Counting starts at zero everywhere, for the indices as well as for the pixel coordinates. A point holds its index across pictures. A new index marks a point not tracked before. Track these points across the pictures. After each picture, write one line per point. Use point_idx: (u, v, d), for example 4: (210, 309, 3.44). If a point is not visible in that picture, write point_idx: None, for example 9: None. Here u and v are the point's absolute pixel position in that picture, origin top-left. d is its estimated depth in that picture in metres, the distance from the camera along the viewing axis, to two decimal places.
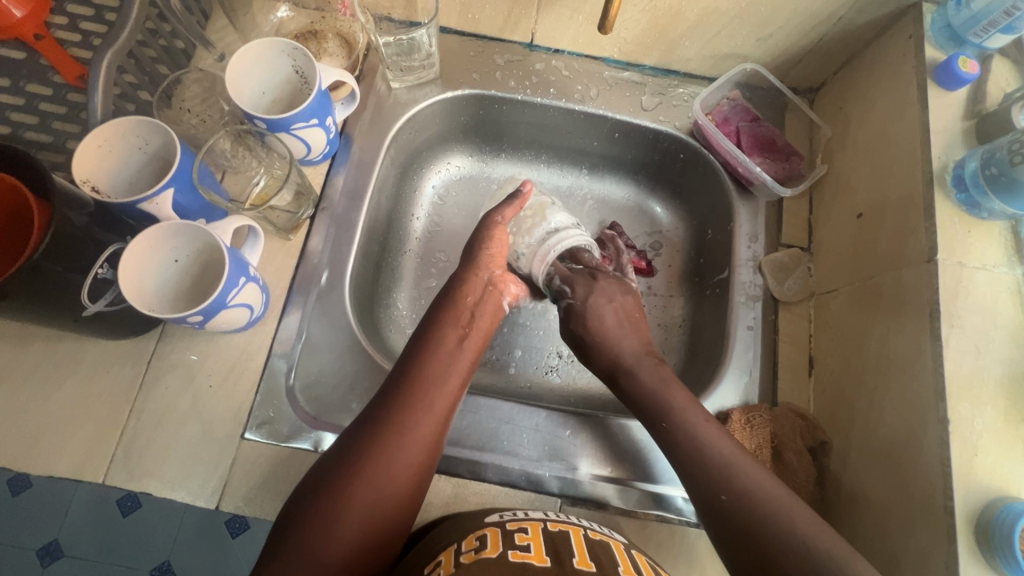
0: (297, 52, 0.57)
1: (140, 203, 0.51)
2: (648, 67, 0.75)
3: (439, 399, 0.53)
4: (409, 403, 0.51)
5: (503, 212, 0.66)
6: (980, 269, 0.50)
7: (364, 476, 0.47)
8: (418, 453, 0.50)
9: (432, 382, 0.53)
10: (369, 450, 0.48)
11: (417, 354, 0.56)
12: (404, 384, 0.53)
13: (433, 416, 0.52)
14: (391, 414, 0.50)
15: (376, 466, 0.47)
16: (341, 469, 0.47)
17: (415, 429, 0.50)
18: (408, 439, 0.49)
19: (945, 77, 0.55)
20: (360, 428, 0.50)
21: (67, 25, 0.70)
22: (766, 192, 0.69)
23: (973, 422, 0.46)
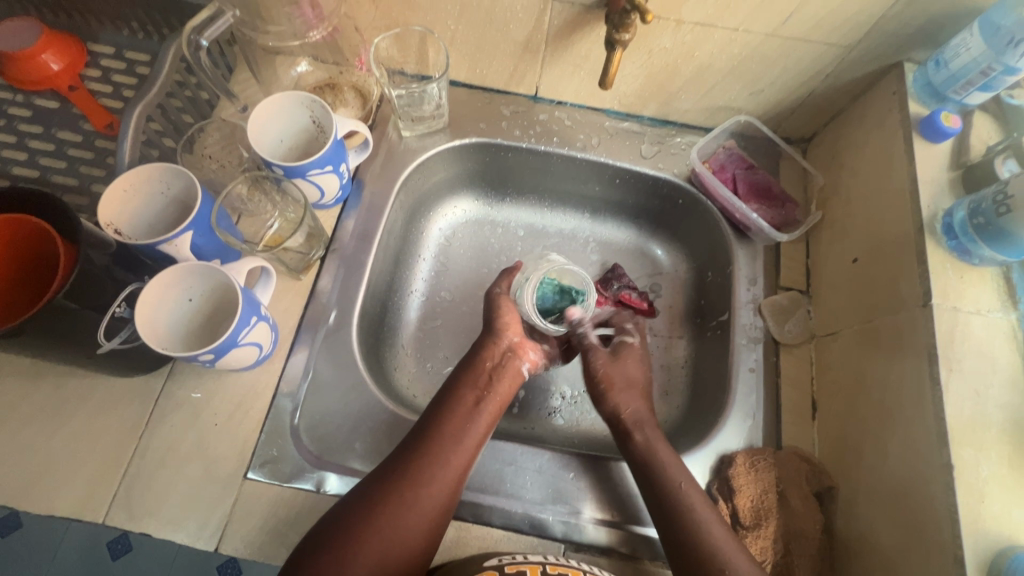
0: (315, 104, 0.61)
1: (160, 245, 0.53)
2: (647, 118, 0.79)
3: (453, 465, 0.53)
4: (424, 465, 0.52)
5: (499, 282, 0.70)
6: (976, 314, 0.51)
7: (371, 534, 0.48)
8: (427, 519, 0.50)
9: (450, 442, 0.54)
10: (381, 506, 0.49)
11: (439, 411, 0.57)
12: (423, 442, 0.54)
13: (446, 484, 0.52)
14: (409, 472, 0.51)
15: (385, 527, 0.48)
16: (350, 522, 0.48)
17: (428, 495, 0.51)
18: (417, 505, 0.50)
19: (929, 131, 0.58)
20: (373, 484, 0.51)
21: (100, 78, 0.75)
22: (762, 236, 0.71)
23: (978, 467, 0.46)
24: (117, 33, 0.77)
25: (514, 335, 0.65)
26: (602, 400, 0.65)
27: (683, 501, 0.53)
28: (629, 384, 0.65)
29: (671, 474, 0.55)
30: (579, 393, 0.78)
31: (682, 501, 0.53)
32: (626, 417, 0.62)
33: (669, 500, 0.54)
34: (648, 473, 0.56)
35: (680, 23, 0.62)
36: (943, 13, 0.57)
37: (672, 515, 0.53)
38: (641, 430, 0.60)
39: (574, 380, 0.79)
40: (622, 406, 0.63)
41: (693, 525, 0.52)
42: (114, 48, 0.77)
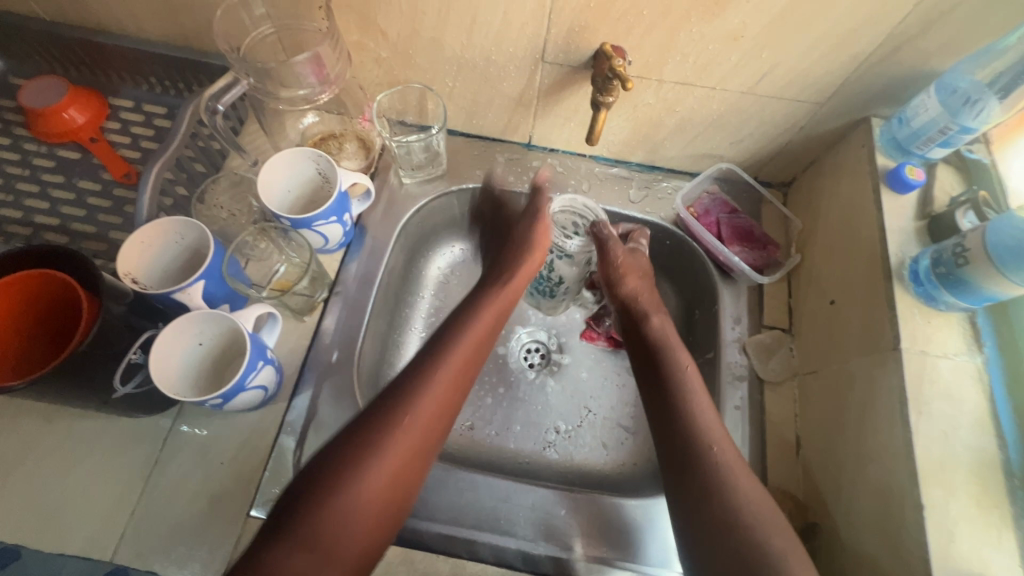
0: (321, 158, 0.65)
1: (174, 294, 0.57)
2: (634, 163, 0.83)
3: (438, 398, 0.54)
4: (409, 399, 0.52)
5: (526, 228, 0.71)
6: (943, 357, 0.54)
7: (363, 473, 0.48)
8: (419, 443, 0.51)
9: (439, 378, 0.54)
10: (371, 445, 0.49)
11: (428, 350, 0.57)
12: (410, 380, 0.54)
13: (434, 412, 0.53)
14: (397, 410, 0.51)
15: (385, 461, 0.49)
16: (341, 462, 0.48)
17: (417, 420, 0.52)
18: (406, 443, 0.50)
19: (896, 183, 0.62)
20: (359, 425, 0.50)
21: (120, 130, 0.80)
22: (745, 278, 0.75)
23: (947, 507, 0.48)
24: (138, 88, 0.82)
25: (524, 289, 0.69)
26: (620, 282, 0.70)
27: (692, 413, 0.57)
28: (640, 275, 0.72)
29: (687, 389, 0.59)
30: (573, 427, 0.80)
31: (701, 426, 0.56)
32: (673, 362, 0.62)
33: (682, 409, 0.58)
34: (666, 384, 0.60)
35: (661, 82, 0.67)
36: (903, 76, 0.61)
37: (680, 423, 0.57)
38: (657, 318, 0.67)
39: (568, 414, 0.81)
40: (636, 292, 0.70)
41: (699, 433, 0.56)
42: (134, 102, 0.82)
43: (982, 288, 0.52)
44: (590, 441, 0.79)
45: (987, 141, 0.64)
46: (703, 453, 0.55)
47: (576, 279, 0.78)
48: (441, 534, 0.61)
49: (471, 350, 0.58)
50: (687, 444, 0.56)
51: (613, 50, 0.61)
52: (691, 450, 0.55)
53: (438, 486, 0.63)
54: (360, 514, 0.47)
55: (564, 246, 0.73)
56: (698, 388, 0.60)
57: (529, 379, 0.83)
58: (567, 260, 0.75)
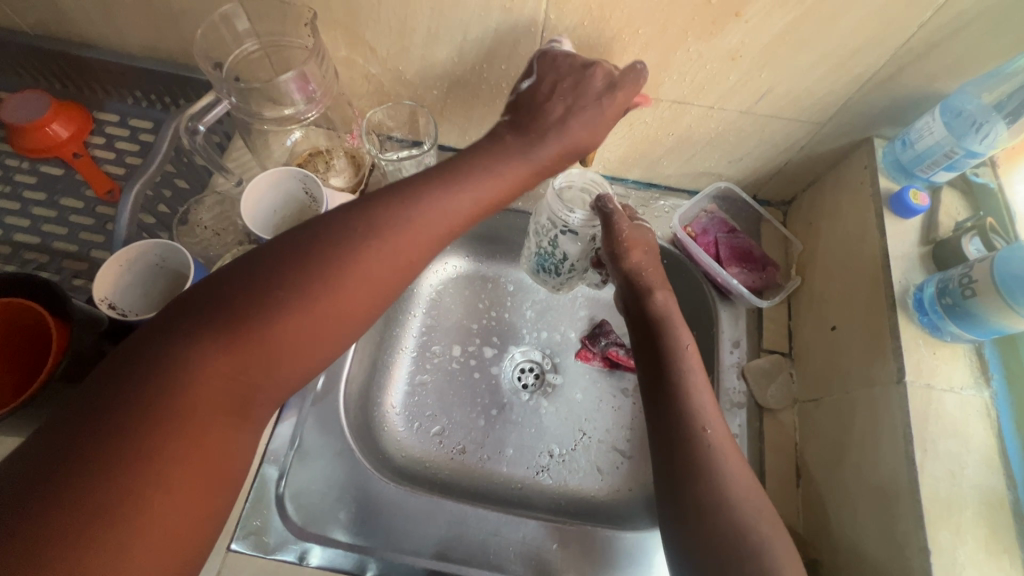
0: (307, 179, 0.64)
1: (153, 320, 0.55)
2: (631, 181, 0.81)
3: (374, 271, 0.44)
4: (337, 267, 0.42)
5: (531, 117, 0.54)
6: (949, 391, 0.52)
7: (221, 359, 0.38)
8: (329, 334, 0.42)
9: (351, 271, 0.42)
10: (238, 331, 0.38)
11: (340, 235, 0.43)
12: (302, 272, 0.41)
13: (358, 295, 0.43)
14: (284, 296, 0.40)
15: (276, 355, 0.40)
16: (196, 339, 0.37)
17: (339, 293, 0.42)
18: (284, 335, 0.40)
19: (899, 208, 0.60)
20: (241, 288, 0.39)
21: (105, 145, 0.78)
22: (744, 300, 0.73)
23: (955, 552, 0.46)
24: (124, 102, 0.80)
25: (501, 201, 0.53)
26: (625, 254, 0.63)
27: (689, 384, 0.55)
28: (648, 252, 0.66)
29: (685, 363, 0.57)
30: (567, 451, 0.78)
31: (694, 406, 0.54)
32: (669, 340, 0.59)
33: (679, 384, 0.55)
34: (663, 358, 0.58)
35: (657, 101, 0.65)
36: (906, 98, 0.59)
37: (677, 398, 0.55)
38: (661, 292, 0.63)
39: (562, 437, 0.79)
40: (642, 266, 0.64)
41: (691, 409, 0.54)
42: (120, 117, 0.80)
43: (989, 320, 0.50)
44: (584, 466, 0.77)
45: (993, 163, 0.62)
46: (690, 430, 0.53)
47: (581, 257, 0.72)
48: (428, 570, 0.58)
49: (420, 237, 0.46)
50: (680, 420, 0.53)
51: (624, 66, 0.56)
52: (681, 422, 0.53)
53: (425, 519, 0.61)
54: (228, 412, 0.38)
55: (568, 221, 0.67)
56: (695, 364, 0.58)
57: (522, 400, 0.81)
58: (571, 236, 0.68)
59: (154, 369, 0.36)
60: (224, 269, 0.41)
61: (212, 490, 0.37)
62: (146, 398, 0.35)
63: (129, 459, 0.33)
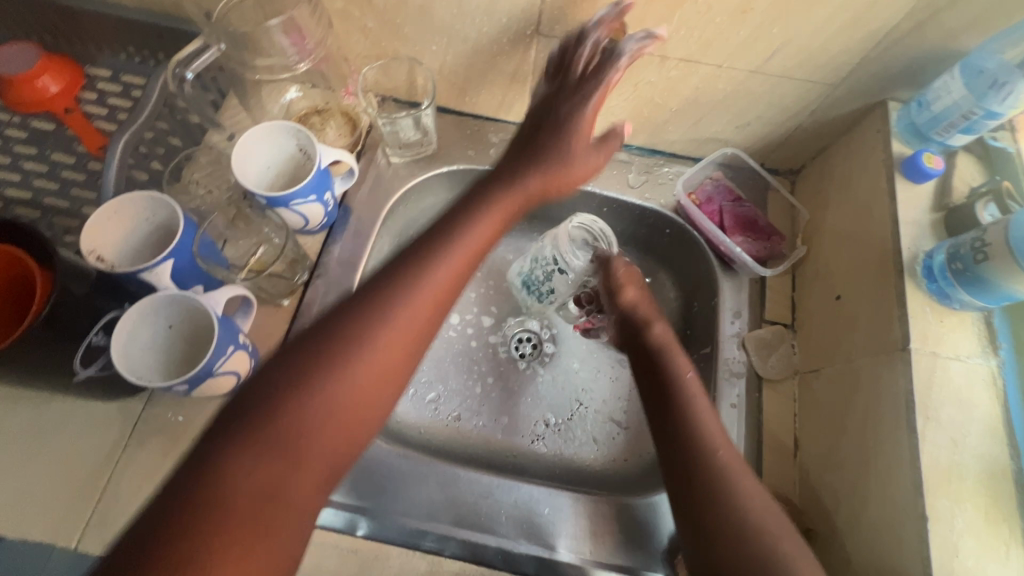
0: (301, 134, 0.62)
1: (140, 273, 0.54)
2: (635, 147, 0.79)
3: (405, 323, 0.44)
4: (372, 326, 0.43)
5: (546, 132, 0.56)
6: (954, 360, 0.51)
7: (287, 421, 0.38)
8: (373, 397, 0.42)
9: (398, 321, 0.44)
10: (302, 389, 0.39)
11: (385, 285, 0.45)
12: (352, 324, 0.42)
13: (392, 352, 0.43)
14: (338, 352, 0.41)
15: (323, 419, 0.39)
16: (260, 404, 0.38)
17: (376, 351, 0.42)
18: (343, 387, 0.40)
19: (911, 171, 0.58)
20: (303, 344, 0.41)
21: (96, 100, 0.76)
22: (748, 270, 0.71)
23: (953, 520, 0.45)
24: (116, 57, 0.78)
25: (523, 200, 0.54)
26: (619, 291, 0.68)
27: (694, 415, 0.54)
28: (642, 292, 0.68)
29: (691, 395, 0.55)
30: (563, 421, 0.77)
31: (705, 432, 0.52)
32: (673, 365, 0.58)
33: (685, 419, 0.53)
34: (669, 389, 0.57)
35: (664, 59, 0.63)
36: (924, 56, 0.57)
37: (685, 432, 0.53)
38: (656, 325, 0.64)
39: (558, 407, 0.78)
40: (636, 303, 0.67)
41: (700, 441, 0.51)
42: (112, 72, 0.78)
43: (1001, 286, 0.49)
44: (580, 436, 0.76)
45: (1012, 128, 0.59)
46: (702, 463, 0.50)
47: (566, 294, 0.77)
48: (414, 529, 0.58)
49: (446, 283, 0.46)
50: (689, 453, 0.51)
51: (614, 15, 0.55)
52: (692, 453, 0.51)
53: (417, 481, 0.61)
54: (290, 461, 0.38)
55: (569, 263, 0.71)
56: (700, 398, 0.55)
57: (519, 369, 0.80)
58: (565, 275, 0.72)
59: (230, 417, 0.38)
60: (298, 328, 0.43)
61: (288, 545, 0.37)
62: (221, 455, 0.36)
63: (215, 525, 0.34)
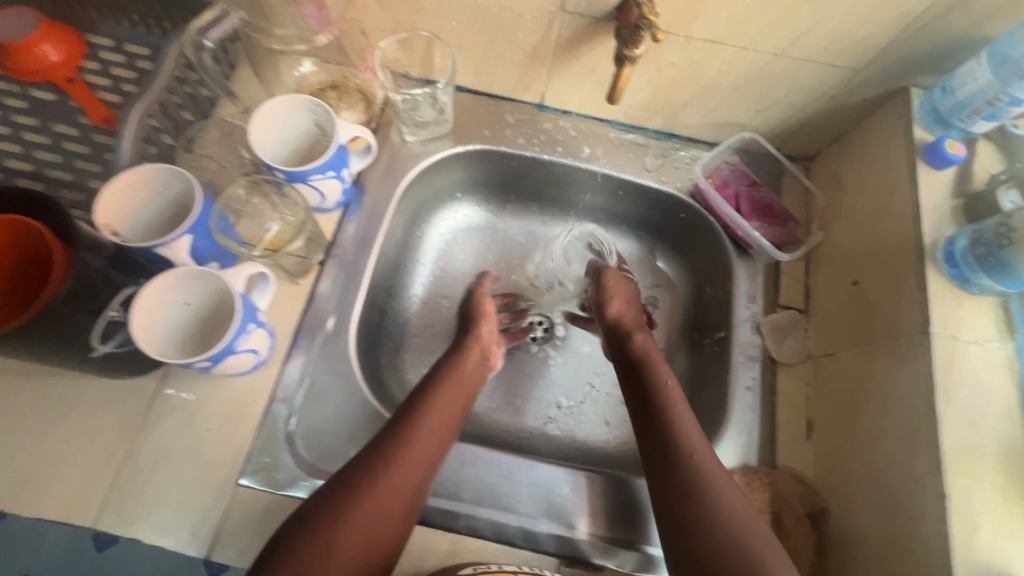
0: (317, 108, 0.60)
1: (158, 248, 0.53)
2: (651, 130, 0.78)
3: (438, 423, 0.57)
4: (422, 407, 0.58)
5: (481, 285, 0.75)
6: (973, 343, 0.52)
7: (357, 510, 0.49)
8: (402, 503, 0.51)
9: (432, 420, 0.57)
10: (363, 487, 0.51)
11: (415, 403, 0.58)
12: (395, 435, 0.55)
13: (421, 457, 0.54)
14: (388, 453, 0.53)
15: (360, 523, 0.49)
16: (331, 506, 0.49)
17: (422, 435, 0.55)
18: (396, 481, 0.52)
19: (933, 157, 0.58)
20: (347, 477, 0.51)
21: (98, 70, 0.73)
22: (764, 254, 0.71)
23: (972, 497, 0.46)
24: (119, 26, 0.75)
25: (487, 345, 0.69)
26: (606, 304, 0.70)
27: (669, 415, 0.56)
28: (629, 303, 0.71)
29: (670, 397, 0.58)
30: (575, 403, 0.78)
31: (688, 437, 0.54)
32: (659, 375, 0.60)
33: (663, 420, 0.56)
34: (650, 392, 0.59)
35: (689, 40, 0.62)
36: (950, 42, 0.57)
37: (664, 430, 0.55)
38: (642, 331, 0.66)
39: (570, 390, 0.78)
40: (621, 314, 0.69)
41: (671, 438, 0.54)
42: (115, 41, 0.75)
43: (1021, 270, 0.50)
44: (592, 418, 0.77)
45: None
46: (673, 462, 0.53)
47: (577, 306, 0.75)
48: (440, 509, 0.59)
49: (473, 375, 0.64)
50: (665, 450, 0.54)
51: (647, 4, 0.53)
52: (667, 450, 0.53)
53: None
54: (375, 542, 0.49)
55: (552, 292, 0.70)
56: (679, 401, 0.58)
57: (532, 353, 0.80)
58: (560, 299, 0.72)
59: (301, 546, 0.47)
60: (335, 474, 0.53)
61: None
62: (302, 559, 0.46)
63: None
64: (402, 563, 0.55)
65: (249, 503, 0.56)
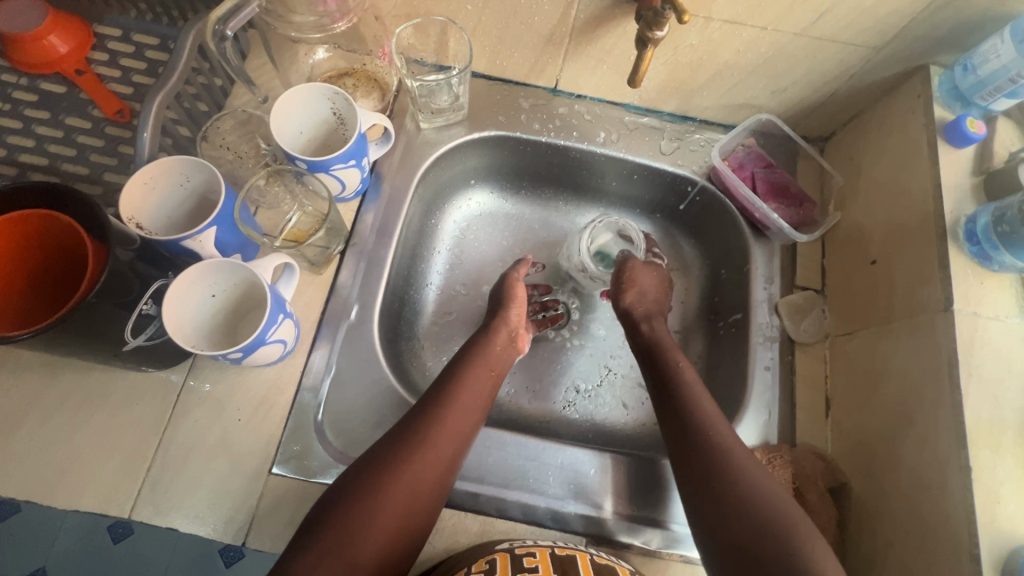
0: (338, 96, 0.60)
1: (184, 241, 0.52)
2: (666, 113, 0.78)
3: (469, 401, 0.58)
4: (454, 386, 0.59)
5: (517, 270, 0.74)
6: (995, 319, 0.53)
7: (394, 486, 0.49)
8: (436, 478, 0.52)
9: (463, 401, 0.58)
10: (400, 462, 0.51)
11: (445, 383, 0.59)
12: (427, 415, 0.55)
13: (454, 434, 0.55)
14: (421, 431, 0.54)
15: (398, 495, 0.49)
16: (370, 480, 0.49)
17: (454, 414, 0.56)
18: (430, 460, 0.52)
19: (953, 135, 0.59)
20: (381, 453, 0.52)
21: (108, 62, 0.72)
22: (781, 235, 0.72)
23: (994, 470, 0.48)
24: (125, 15, 0.74)
25: (513, 327, 0.69)
26: (620, 294, 0.70)
27: (698, 408, 0.56)
28: (645, 294, 0.71)
29: (688, 394, 0.58)
30: (594, 386, 0.78)
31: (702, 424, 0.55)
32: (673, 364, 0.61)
33: (693, 413, 0.56)
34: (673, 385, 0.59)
35: (708, 21, 0.61)
36: (971, 20, 0.57)
37: (698, 423, 0.54)
38: (649, 322, 0.67)
39: (588, 373, 0.79)
40: (634, 304, 0.69)
41: (703, 430, 0.54)
42: (122, 31, 0.74)
43: None
44: (610, 401, 0.78)
45: None
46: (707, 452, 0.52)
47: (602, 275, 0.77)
48: (466, 491, 0.59)
49: (500, 359, 0.65)
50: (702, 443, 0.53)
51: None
52: (703, 444, 0.53)
53: None
54: (408, 515, 0.49)
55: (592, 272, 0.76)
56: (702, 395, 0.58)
57: (549, 337, 0.81)
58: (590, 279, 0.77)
59: (338, 517, 0.47)
60: (368, 450, 0.53)
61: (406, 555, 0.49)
62: (340, 530, 0.46)
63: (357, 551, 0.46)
64: (436, 545, 0.56)
65: (282, 491, 0.57)
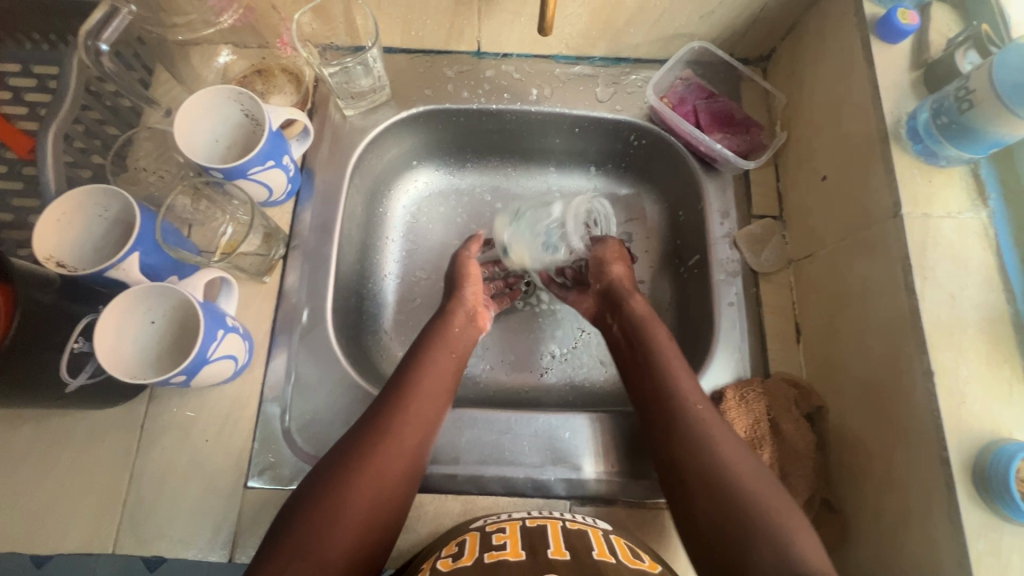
0: (243, 96, 0.57)
1: (107, 271, 0.51)
2: (598, 58, 0.75)
3: (433, 387, 0.57)
4: (414, 374, 0.58)
5: (470, 248, 0.72)
6: (947, 217, 0.51)
7: (360, 481, 0.48)
8: (403, 467, 0.51)
9: (427, 389, 0.57)
10: (364, 458, 0.50)
11: (406, 371, 0.58)
12: (390, 406, 0.54)
13: (419, 422, 0.54)
14: (384, 423, 0.53)
15: (365, 491, 0.48)
16: (334, 479, 0.48)
17: (417, 403, 0.55)
18: (395, 451, 0.51)
19: (886, 31, 0.56)
20: (344, 450, 0.51)
21: (11, 99, 0.67)
22: (730, 166, 0.69)
23: (958, 370, 0.47)
24: None
25: (471, 307, 0.68)
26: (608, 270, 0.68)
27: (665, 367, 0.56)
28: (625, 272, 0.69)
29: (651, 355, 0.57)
30: (569, 349, 0.77)
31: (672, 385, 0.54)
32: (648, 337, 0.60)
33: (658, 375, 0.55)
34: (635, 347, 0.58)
35: None
36: None
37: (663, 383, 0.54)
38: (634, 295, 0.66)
39: (561, 336, 0.78)
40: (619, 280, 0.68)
41: (673, 400, 0.54)
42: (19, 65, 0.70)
43: (988, 133, 0.49)
44: (587, 361, 0.77)
45: None
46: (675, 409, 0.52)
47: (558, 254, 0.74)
48: (443, 474, 0.59)
49: (461, 342, 0.64)
50: (669, 409, 0.53)
51: None
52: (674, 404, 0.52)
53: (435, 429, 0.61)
54: (376, 510, 0.48)
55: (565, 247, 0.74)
56: (671, 360, 0.58)
57: (518, 307, 0.79)
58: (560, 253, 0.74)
59: (303, 520, 0.46)
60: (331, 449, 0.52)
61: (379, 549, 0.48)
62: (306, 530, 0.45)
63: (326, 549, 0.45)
64: (419, 530, 0.57)
65: (260, 503, 0.57)
